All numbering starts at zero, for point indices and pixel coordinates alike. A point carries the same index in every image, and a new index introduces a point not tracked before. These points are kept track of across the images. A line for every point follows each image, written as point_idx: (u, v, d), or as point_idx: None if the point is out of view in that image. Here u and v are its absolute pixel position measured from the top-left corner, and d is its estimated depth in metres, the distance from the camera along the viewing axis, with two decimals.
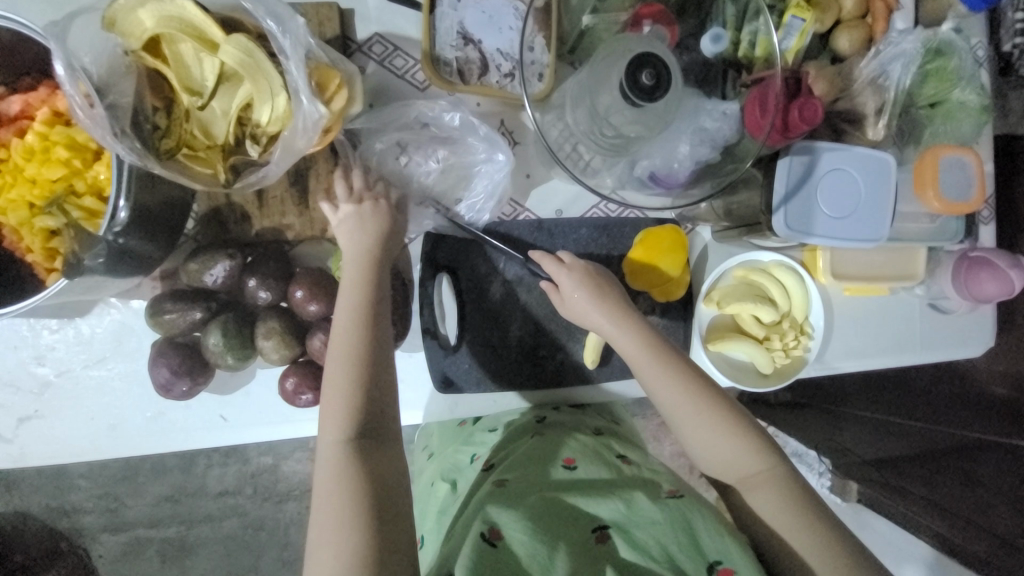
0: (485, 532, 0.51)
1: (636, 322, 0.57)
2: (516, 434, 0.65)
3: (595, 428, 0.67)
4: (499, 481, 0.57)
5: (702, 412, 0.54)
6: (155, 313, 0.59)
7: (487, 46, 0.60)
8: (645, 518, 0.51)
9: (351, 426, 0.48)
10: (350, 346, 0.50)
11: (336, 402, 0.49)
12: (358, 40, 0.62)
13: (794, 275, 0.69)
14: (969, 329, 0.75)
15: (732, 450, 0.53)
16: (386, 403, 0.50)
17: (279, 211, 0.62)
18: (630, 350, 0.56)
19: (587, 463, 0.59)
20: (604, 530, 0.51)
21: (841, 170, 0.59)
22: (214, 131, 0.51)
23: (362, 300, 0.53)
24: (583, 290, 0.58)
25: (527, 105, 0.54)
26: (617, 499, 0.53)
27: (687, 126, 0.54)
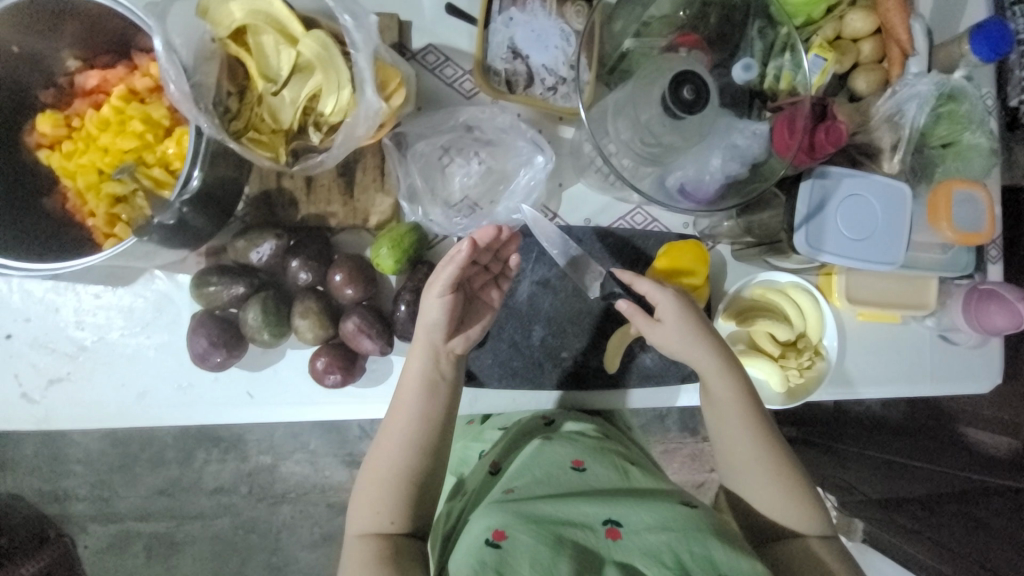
0: (490, 536, 0.52)
1: (732, 366, 0.60)
2: (525, 433, 0.66)
3: (603, 432, 0.68)
4: (507, 487, 0.59)
5: (767, 461, 0.59)
6: (200, 285, 0.62)
7: (533, 61, 0.65)
8: (657, 524, 0.53)
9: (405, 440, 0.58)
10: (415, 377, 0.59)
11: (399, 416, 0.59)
12: (413, 49, 0.68)
13: (809, 296, 0.72)
14: (977, 363, 0.77)
15: (788, 506, 0.58)
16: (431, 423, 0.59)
17: (324, 198, 0.65)
18: (727, 395, 0.60)
19: (597, 465, 0.61)
20: (615, 526, 0.53)
21: (858, 196, 0.62)
22: (281, 116, 0.54)
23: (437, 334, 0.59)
24: (686, 323, 0.60)
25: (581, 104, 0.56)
26: (630, 502, 0.55)
27: (719, 142, 0.58)
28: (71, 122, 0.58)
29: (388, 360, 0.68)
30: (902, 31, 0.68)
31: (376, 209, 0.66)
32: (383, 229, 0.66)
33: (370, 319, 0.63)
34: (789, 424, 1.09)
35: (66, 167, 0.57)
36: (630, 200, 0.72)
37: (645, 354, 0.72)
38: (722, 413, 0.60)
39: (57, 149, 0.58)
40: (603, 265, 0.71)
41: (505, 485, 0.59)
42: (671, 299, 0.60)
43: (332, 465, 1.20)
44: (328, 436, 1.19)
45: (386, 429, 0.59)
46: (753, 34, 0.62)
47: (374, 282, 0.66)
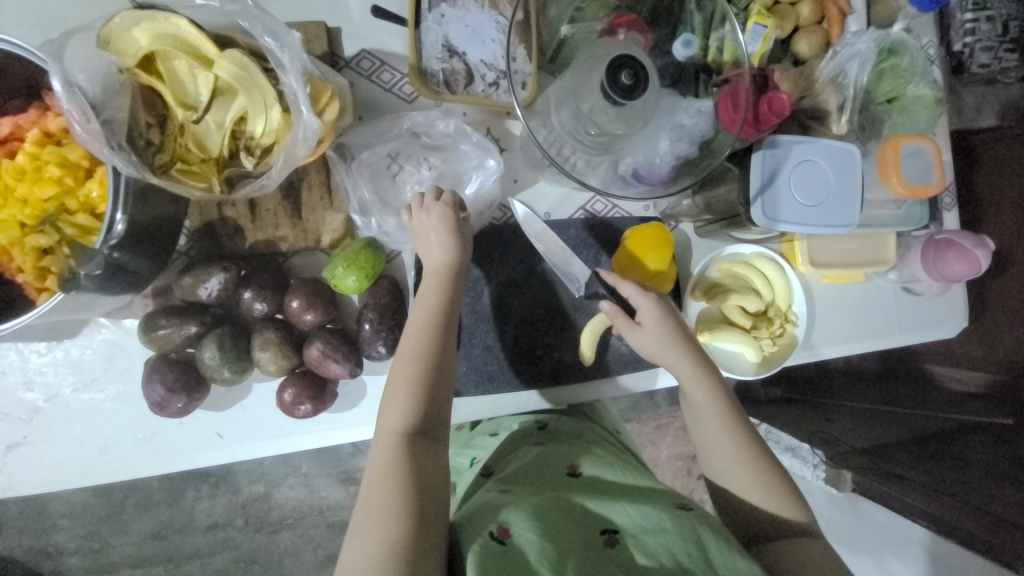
0: (494, 532, 0.51)
1: (710, 372, 0.61)
2: (517, 442, 0.67)
3: (595, 436, 0.69)
4: (503, 488, 0.58)
5: (750, 463, 0.59)
6: (148, 329, 0.59)
7: (471, 58, 0.63)
8: (655, 525, 0.53)
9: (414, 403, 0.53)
10: (405, 395, 0.53)
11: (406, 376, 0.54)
12: (346, 57, 0.65)
13: (775, 265, 0.73)
14: (941, 309, 0.79)
15: (774, 506, 0.58)
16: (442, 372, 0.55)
17: (272, 223, 0.62)
18: (705, 398, 0.60)
19: (589, 473, 0.61)
20: (614, 533, 0.53)
21: (810, 162, 0.62)
22: (208, 144, 0.52)
23: (436, 285, 0.58)
24: (663, 329, 0.60)
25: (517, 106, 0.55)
26: (626, 507, 0.55)
27: (665, 123, 0.57)
28: None
29: (360, 381, 0.66)
30: None
31: (328, 228, 0.63)
32: (337, 247, 0.64)
33: (334, 343, 0.61)
34: (773, 385, 1.15)
35: None
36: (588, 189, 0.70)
37: (620, 341, 0.72)
38: (704, 418, 0.60)
39: None
40: None
41: (505, 485, 0.59)
42: (651, 302, 0.61)
43: (328, 485, 1.18)
44: (320, 457, 1.17)
45: (391, 388, 0.54)
46: (691, 8, 0.61)
47: (335, 303, 0.63)
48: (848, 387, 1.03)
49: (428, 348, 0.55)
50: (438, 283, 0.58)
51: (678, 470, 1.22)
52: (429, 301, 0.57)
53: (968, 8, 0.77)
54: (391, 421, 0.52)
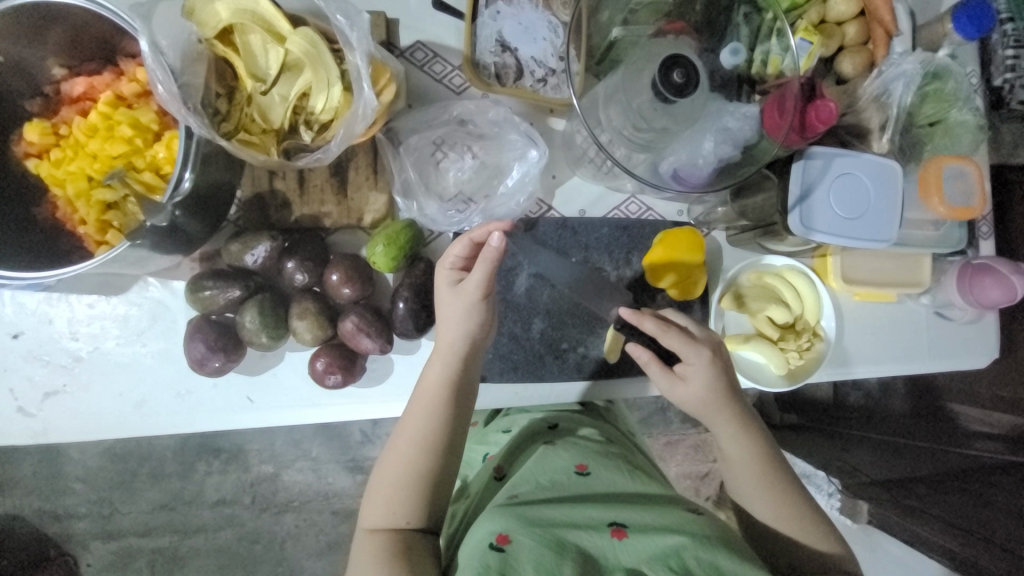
0: (493, 540, 0.51)
1: (740, 409, 0.62)
2: (528, 439, 0.68)
3: (607, 437, 0.69)
4: (511, 492, 0.59)
5: (774, 497, 0.61)
6: (194, 289, 0.61)
7: (522, 54, 0.65)
8: (660, 527, 0.54)
9: (415, 481, 0.57)
10: (405, 474, 0.57)
11: (409, 456, 0.58)
12: (401, 47, 0.68)
13: (805, 278, 0.73)
14: (973, 337, 0.78)
15: (796, 533, 0.61)
16: (447, 448, 0.59)
17: (318, 199, 0.65)
18: (733, 433, 0.62)
19: (602, 470, 0.62)
20: (620, 527, 0.54)
21: (850, 175, 0.62)
22: (271, 116, 0.54)
23: (447, 364, 0.59)
24: (701, 368, 0.60)
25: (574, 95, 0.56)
26: (632, 509, 0.56)
27: (711, 125, 0.58)
28: (59, 129, 0.58)
29: (388, 358, 0.67)
30: (884, 12, 0.69)
31: (370, 207, 0.65)
32: (378, 227, 0.66)
33: (368, 317, 0.63)
34: (790, 411, 1.15)
35: (56, 175, 0.57)
36: (624, 189, 0.72)
37: None
38: (729, 453, 0.62)
39: (45, 158, 0.57)
40: (599, 255, 0.71)
41: (511, 490, 0.60)
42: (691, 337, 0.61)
43: (335, 472, 1.19)
44: (331, 442, 1.18)
45: (393, 461, 0.58)
46: (738, 20, 0.62)
47: (371, 281, 0.65)
48: (866, 423, 1.03)
49: (432, 431, 0.58)
50: (448, 359, 0.60)
51: (687, 487, 1.21)
52: (446, 349, 0.60)
53: (1010, 45, 0.77)
54: (403, 461, 0.58)
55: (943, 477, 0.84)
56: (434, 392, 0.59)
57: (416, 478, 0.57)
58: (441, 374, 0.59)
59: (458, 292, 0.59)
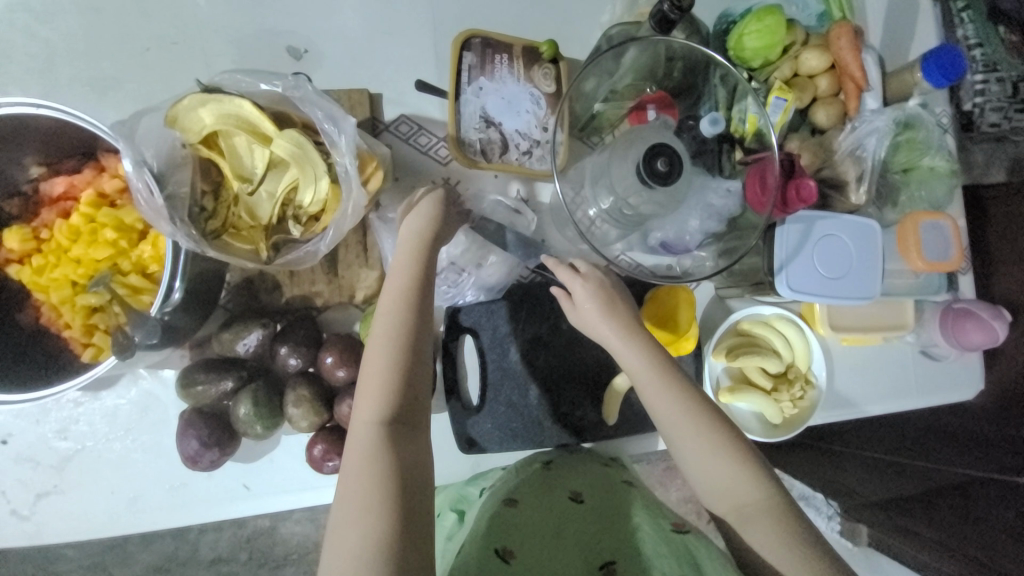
0: (497, 550, 0.54)
1: (663, 358, 0.56)
2: (525, 464, 0.67)
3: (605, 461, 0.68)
4: (508, 501, 0.60)
5: (728, 458, 0.52)
6: (187, 384, 0.60)
7: (506, 127, 0.66)
8: (650, 551, 0.54)
9: (388, 405, 0.49)
10: (379, 384, 0.49)
11: (377, 377, 0.50)
12: (385, 121, 0.69)
13: (794, 327, 0.74)
14: (958, 373, 0.79)
15: (752, 502, 0.51)
16: (416, 390, 0.50)
17: (308, 279, 0.65)
18: (670, 397, 0.54)
19: (595, 490, 0.62)
20: (610, 566, 0.53)
21: (833, 236, 0.64)
22: (259, 212, 0.54)
23: (405, 259, 0.55)
24: (592, 296, 0.58)
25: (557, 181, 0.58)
26: (621, 536, 0.56)
27: (696, 203, 0.61)
28: (38, 232, 0.57)
29: None
30: (855, 68, 0.71)
31: (362, 284, 0.66)
32: (370, 304, 0.66)
33: None
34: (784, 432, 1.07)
35: (38, 280, 0.56)
36: None
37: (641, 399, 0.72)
38: (664, 424, 0.54)
39: (27, 263, 0.56)
40: None
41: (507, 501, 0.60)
42: (582, 279, 0.59)
43: None
44: None
45: (369, 359, 0.51)
46: (716, 81, 0.64)
47: None
48: (865, 435, 0.91)
49: (400, 322, 0.51)
50: (406, 254, 0.55)
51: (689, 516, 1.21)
52: (402, 256, 0.55)
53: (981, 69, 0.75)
54: (360, 426, 0.48)
55: (938, 492, 0.80)
56: (385, 367, 0.49)
57: (394, 374, 0.49)
58: (391, 349, 0.50)
59: (411, 211, 0.58)
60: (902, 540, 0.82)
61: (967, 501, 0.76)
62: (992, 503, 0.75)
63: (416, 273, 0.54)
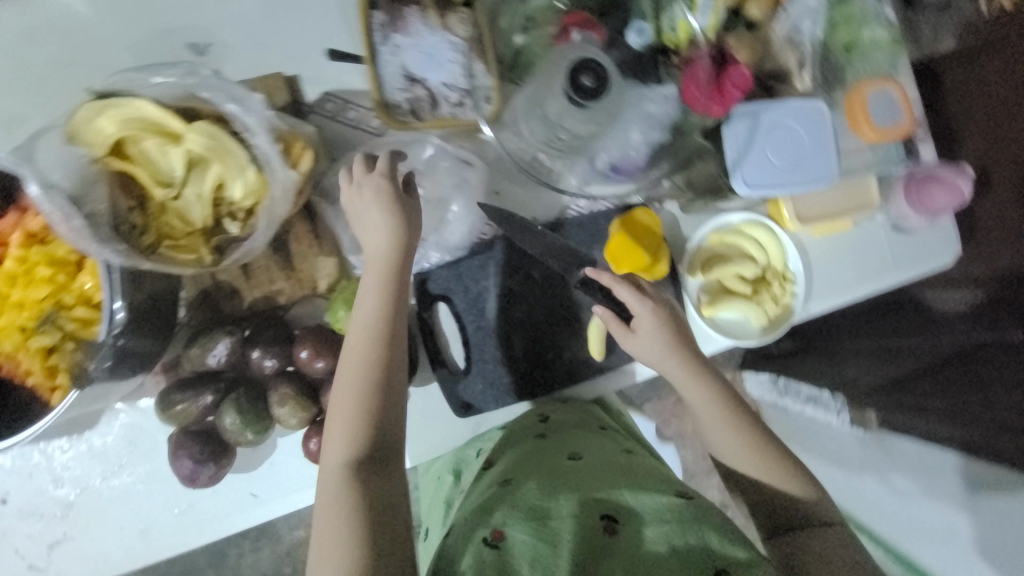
0: (489, 536, 0.53)
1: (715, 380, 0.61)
2: (520, 432, 0.67)
3: (603, 424, 0.70)
4: (501, 479, 0.60)
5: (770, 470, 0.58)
6: (166, 406, 0.59)
7: (432, 82, 0.63)
8: (648, 509, 0.54)
9: (358, 444, 0.50)
10: (350, 424, 0.50)
11: (346, 416, 0.51)
12: (309, 102, 0.66)
13: (763, 228, 0.75)
14: (932, 242, 0.78)
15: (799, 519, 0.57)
16: (385, 423, 0.52)
17: (266, 279, 0.63)
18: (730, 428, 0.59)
19: (591, 455, 0.62)
20: (610, 520, 0.53)
21: (779, 124, 0.62)
22: (191, 216, 0.53)
23: (377, 277, 0.54)
24: (659, 326, 0.60)
25: (484, 123, 0.62)
26: (618, 491, 0.56)
27: (636, 115, 0.61)
28: None
29: None
30: None
31: (322, 272, 0.64)
32: (335, 291, 0.65)
33: None
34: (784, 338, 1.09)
35: None
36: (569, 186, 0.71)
37: None
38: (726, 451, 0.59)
39: None
40: None
41: (499, 479, 0.61)
42: (646, 306, 0.61)
43: None
44: None
45: (335, 401, 0.51)
46: None
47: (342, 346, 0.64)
48: (858, 326, 0.96)
49: (361, 344, 0.52)
50: (377, 271, 0.54)
51: None
52: (371, 279, 0.54)
53: None
54: (331, 467, 0.50)
55: (944, 364, 0.82)
56: (349, 398, 0.51)
57: (359, 416, 0.50)
58: (354, 392, 0.51)
59: (369, 214, 0.55)
60: (909, 416, 0.84)
61: (967, 365, 0.79)
62: (992, 360, 0.77)
63: (382, 289, 0.54)
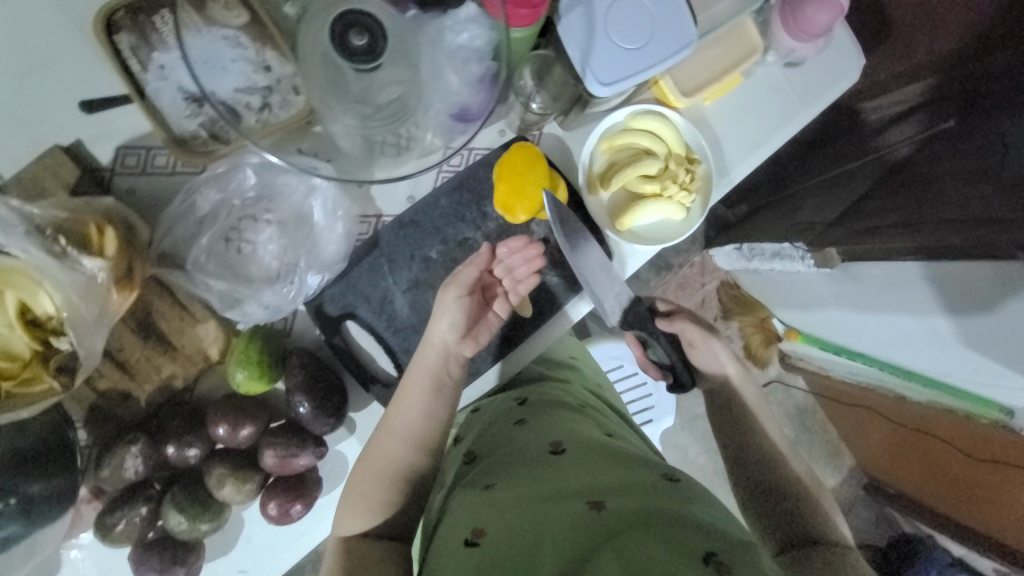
0: (470, 536, 0.51)
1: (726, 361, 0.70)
2: (501, 425, 0.68)
3: (581, 401, 0.72)
4: (484, 479, 0.58)
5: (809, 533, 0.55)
6: (106, 532, 0.56)
7: (221, 95, 0.54)
8: (631, 487, 0.51)
9: (377, 505, 0.58)
10: (376, 484, 0.58)
11: (375, 478, 0.58)
12: (106, 165, 0.57)
13: (651, 116, 0.67)
14: (831, 63, 0.72)
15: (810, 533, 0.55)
16: (411, 480, 0.59)
17: (151, 369, 0.58)
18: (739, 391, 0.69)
19: (575, 445, 0.59)
20: (596, 501, 0.49)
21: (618, 2, 0.54)
22: (13, 349, 0.48)
23: (429, 367, 0.60)
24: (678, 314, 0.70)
25: (268, 153, 0.56)
26: (602, 478, 0.52)
27: (442, 58, 0.53)
28: None
29: (336, 454, 0.65)
30: None
31: (207, 340, 0.59)
32: (229, 353, 0.59)
33: (281, 443, 0.59)
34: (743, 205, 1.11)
35: None
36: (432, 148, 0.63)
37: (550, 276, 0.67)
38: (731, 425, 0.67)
39: None
40: (453, 228, 0.64)
41: (481, 475, 0.60)
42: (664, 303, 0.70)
43: None
44: None
45: (365, 462, 0.59)
46: None
47: (260, 406, 0.60)
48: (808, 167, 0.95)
49: (398, 466, 0.59)
50: (427, 381, 0.60)
51: None
52: (425, 363, 0.60)
53: None
54: (353, 519, 0.57)
55: (892, 176, 0.77)
56: (387, 485, 0.58)
57: (385, 483, 0.58)
58: (397, 462, 0.59)
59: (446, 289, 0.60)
60: (862, 240, 0.80)
61: (921, 175, 0.72)
62: (936, 161, 0.71)
63: (426, 407, 0.60)
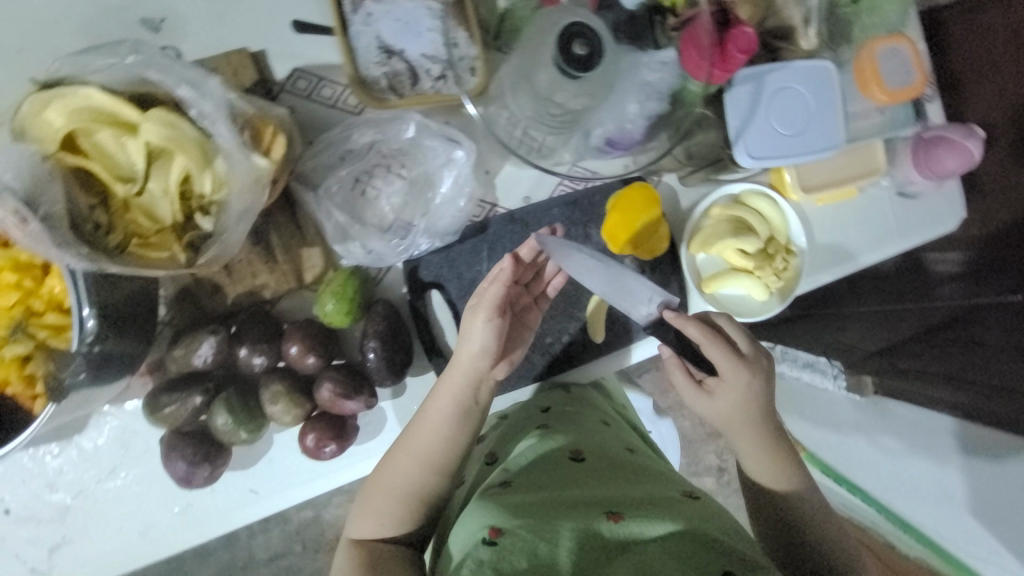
0: (486, 535, 0.49)
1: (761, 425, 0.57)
2: (516, 427, 0.66)
3: (606, 417, 0.70)
4: (500, 480, 0.58)
5: None
6: (153, 410, 0.57)
7: (410, 54, 0.59)
8: (655, 506, 0.51)
9: (390, 512, 0.56)
10: (392, 491, 0.57)
11: (395, 483, 0.57)
12: (279, 80, 0.61)
13: (766, 199, 0.70)
14: (939, 205, 0.74)
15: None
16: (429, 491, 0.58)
17: (248, 273, 0.60)
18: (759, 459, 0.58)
19: (594, 455, 0.59)
20: (615, 513, 0.50)
21: (788, 89, 0.59)
22: (159, 212, 0.50)
23: (461, 377, 0.58)
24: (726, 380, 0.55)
25: (466, 99, 0.57)
26: (628, 492, 0.53)
27: (632, 84, 0.57)
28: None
29: (377, 410, 0.66)
30: None
31: (308, 265, 0.61)
32: (322, 282, 0.61)
33: (342, 380, 0.60)
34: None
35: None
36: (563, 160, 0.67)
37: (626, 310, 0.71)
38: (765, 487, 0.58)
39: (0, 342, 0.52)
40: None
41: (500, 476, 0.59)
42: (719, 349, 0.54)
43: None
44: None
45: (387, 459, 0.59)
46: None
47: (334, 339, 0.62)
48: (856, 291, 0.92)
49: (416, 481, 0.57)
50: (454, 387, 0.59)
51: None
52: (460, 374, 0.59)
53: None
54: (367, 524, 0.56)
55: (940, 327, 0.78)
56: (395, 496, 0.57)
57: (400, 492, 0.57)
58: (415, 472, 0.57)
59: (473, 311, 0.58)
60: (903, 380, 0.83)
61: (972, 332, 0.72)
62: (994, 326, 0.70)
63: (450, 421, 0.59)
